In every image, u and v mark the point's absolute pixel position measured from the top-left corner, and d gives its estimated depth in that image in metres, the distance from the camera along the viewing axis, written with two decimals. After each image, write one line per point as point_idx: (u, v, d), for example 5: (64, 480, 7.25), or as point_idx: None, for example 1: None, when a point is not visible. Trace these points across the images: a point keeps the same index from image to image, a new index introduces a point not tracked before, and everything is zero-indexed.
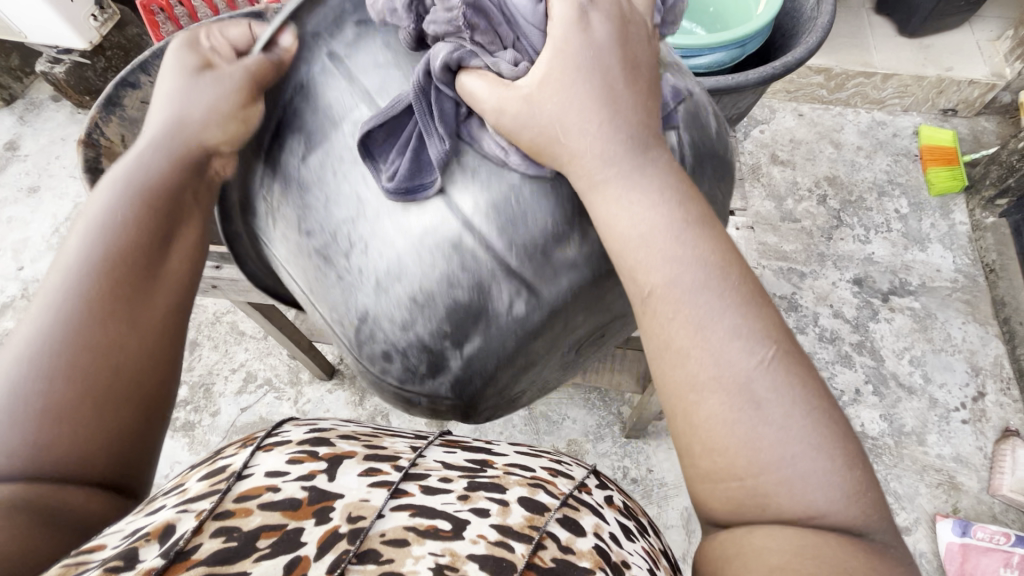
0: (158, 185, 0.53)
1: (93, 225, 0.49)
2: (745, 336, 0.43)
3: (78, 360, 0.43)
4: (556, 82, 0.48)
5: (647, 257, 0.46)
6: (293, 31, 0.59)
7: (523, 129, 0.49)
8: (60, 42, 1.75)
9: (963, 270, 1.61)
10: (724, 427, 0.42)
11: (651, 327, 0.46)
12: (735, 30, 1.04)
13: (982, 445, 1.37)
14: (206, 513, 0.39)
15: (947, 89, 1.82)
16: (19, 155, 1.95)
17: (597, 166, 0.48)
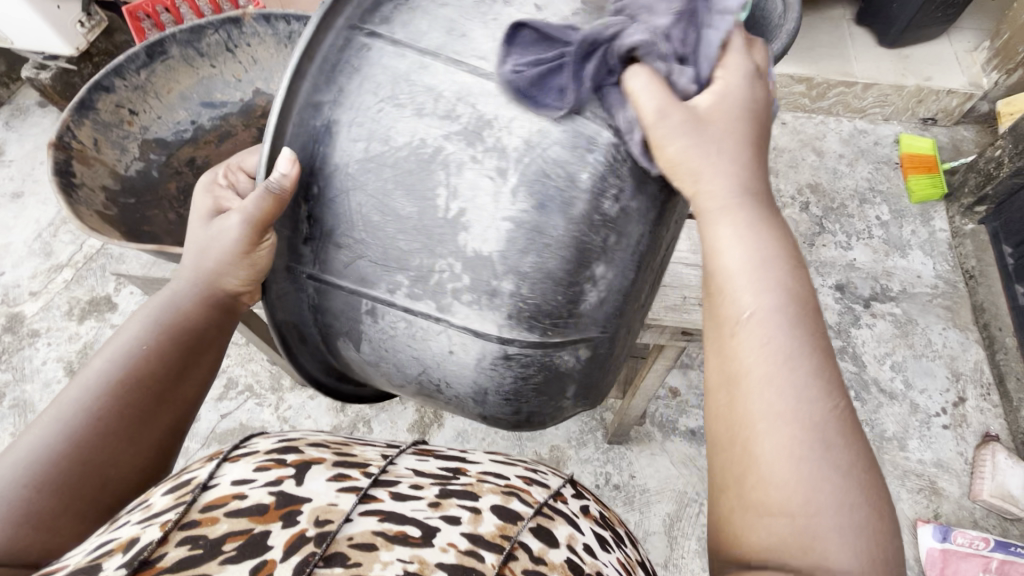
0: (173, 323, 0.63)
1: (121, 351, 0.60)
2: (824, 382, 0.47)
3: (77, 472, 0.53)
4: (714, 124, 0.57)
5: (749, 287, 0.51)
6: (289, 158, 0.62)
7: (675, 141, 0.56)
8: (45, 47, 1.75)
9: (943, 276, 1.63)
10: (790, 460, 0.45)
11: (734, 355, 0.50)
12: None
13: (962, 450, 1.38)
14: (171, 523, 0.40)
15: (926, 99, 1.85)
16: (3, 160, 1.94)
17: (712, 199, 0.55)
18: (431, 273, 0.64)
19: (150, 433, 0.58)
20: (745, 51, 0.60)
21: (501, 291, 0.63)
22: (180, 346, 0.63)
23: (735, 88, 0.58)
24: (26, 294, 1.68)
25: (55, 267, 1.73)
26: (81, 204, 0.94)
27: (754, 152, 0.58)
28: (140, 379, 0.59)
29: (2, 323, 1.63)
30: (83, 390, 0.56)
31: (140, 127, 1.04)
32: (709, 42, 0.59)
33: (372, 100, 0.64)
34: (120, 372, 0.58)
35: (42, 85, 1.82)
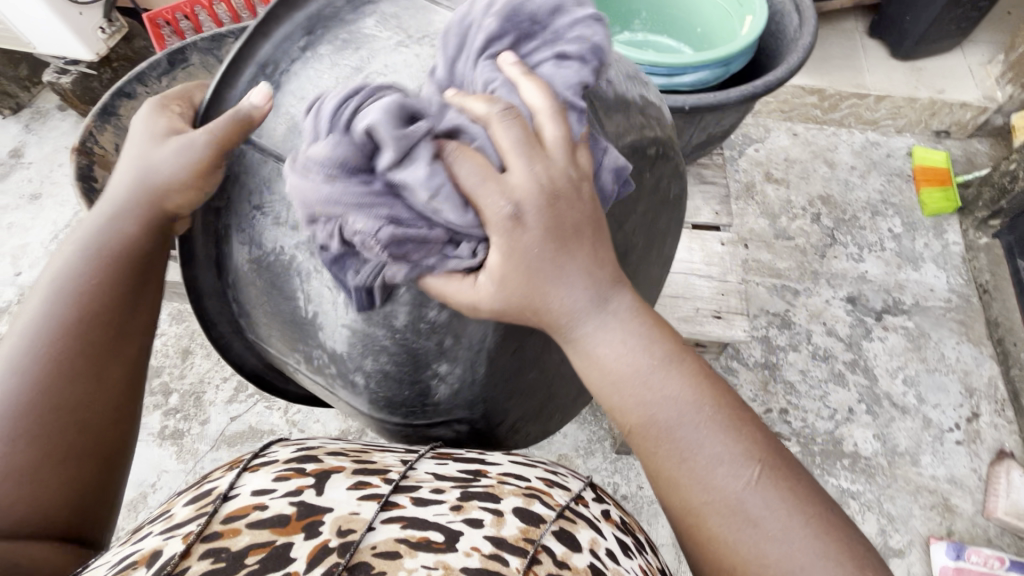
0: (118, 252, 0.60)
1: (57, 290, 0.58)
2: (727, 460, 0.52)
3: (48, 420, 0.54)
4: (515, 276, 0.53)
5: (629, 401, 0.55)
6: (265, 91, 0.61)
7: (503, 312, 0.55)
8: (66, 52, 1.78)
9: (957, 290, 1.61)
10: (729, 544, 0.51)
11: (653, 468, 0.56)
12: (718, 50, 1.06)
13: (976, 467, 1.36)
14: (194, 536, 0.41)
15: (939, 111, 1.85)
16: (22, 162, 1.98)
17: (583, 324, 0.56)
18: (312, 357, 0.71)
19: (114, 372, 0.59)
20: (491, 176, 0.51)
21: (356, 382, 0.69)
22: (130, 279, 0.61)
23: (523, 233, 0.52)
24: None
25: None
26: None
27: (601, 240, 0.56)
28: (89, 319, 0.58)
29: (18, 323, 1.65)
30: (26, 337, 0.56)
31: None
32: (457, 215, 0.51)
33: (247, 208, 0.65)
34: (70, 311, 0.57)
35: (62, 89, 1.85)
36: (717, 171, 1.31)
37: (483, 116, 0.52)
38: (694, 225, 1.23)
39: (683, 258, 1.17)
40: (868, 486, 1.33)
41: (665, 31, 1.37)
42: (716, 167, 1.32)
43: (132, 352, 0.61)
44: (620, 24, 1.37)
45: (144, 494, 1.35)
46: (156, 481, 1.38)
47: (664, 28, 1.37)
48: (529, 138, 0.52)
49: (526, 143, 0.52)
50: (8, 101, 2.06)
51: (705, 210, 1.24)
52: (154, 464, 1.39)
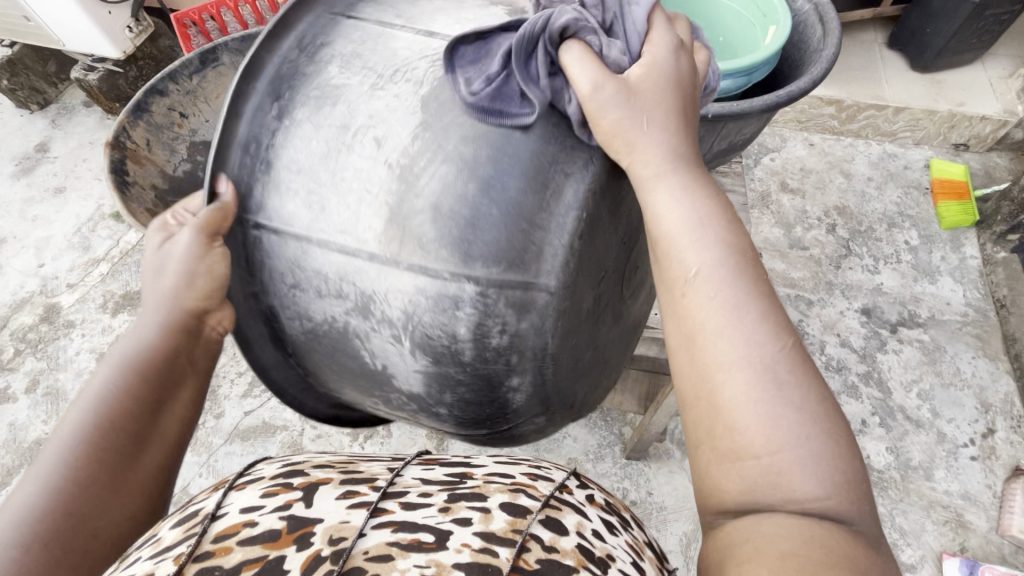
0: (140, 359, 0.56)
1: (91, 397, 0.54)
2: (772, 322, 0.49)
3: (56, 527, 0.48)
4: (650, 92, 0.59)
5: (691, 247, 0.53)
6: (227, 178, 0.60)
7: (610, 112, 0.58)
8: (94, 51, 1.82)
9: (973, 304, 1.60)
10: (747, 402, 0.46)
11: (680, 309, 0.52)
12: (743, 60, 1.07)
13: (991, 483, 1.35)
14: (184, 557, 0.40)
15: (959, 124, 1.84)
16: (48, 156, 2.02)
17: (657, 165, 0.58)
18: (391, 398, 0.72)
19: (138, 480, 0.53)
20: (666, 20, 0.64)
21: (440, 413, 0.70)
22: (155, 378, 0.56)
23: (660, 62, 0.60)
24: (64, 286, 1.74)
25: (92, 261, 1.78)
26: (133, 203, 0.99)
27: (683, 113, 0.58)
28: (113, 422, 0.53)
29: (40, 313, 1.69)
30: (56, 444, 0.51)
31: (189, 130, 1.09)
32: (634, 18, 0.62)
33: (282, 287, 0.64)
34: (94, 415, 0.53)
35: (89, 86, 1.89)
36: (737, 180, 1.31)
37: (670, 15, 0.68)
38: None
39: None
40: (880, 499, 1.32)
41: None
42: (734, 177, 1.33)
43: (157, 461, 0.55)
44: None
45: None
46: None
47: None
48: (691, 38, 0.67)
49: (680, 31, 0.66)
50: (36, 96, 2.11)
51: None
52: None
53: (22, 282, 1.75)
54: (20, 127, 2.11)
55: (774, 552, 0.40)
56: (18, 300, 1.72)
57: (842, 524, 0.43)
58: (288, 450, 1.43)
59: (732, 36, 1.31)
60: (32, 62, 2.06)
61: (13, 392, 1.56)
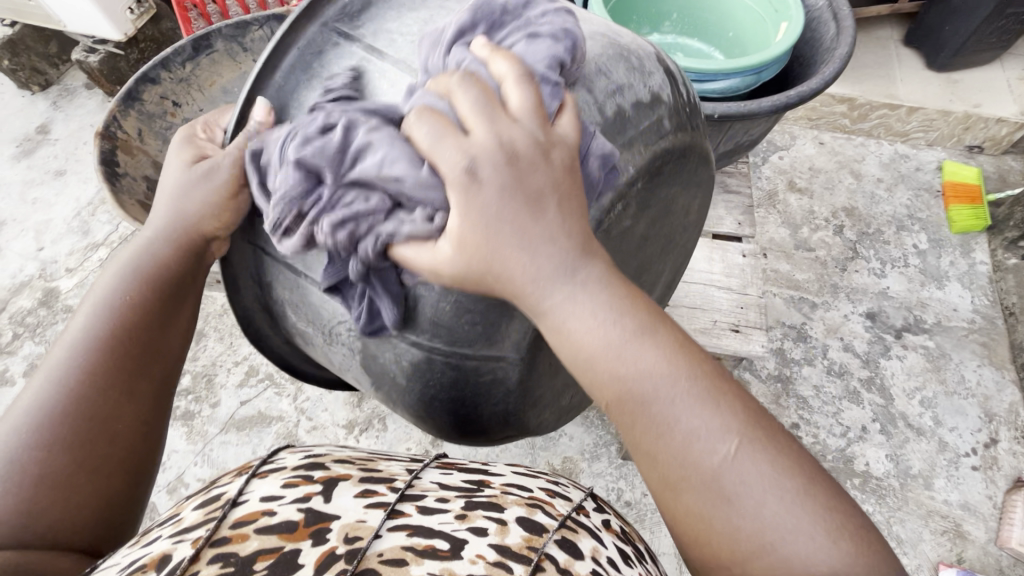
0: (150, 269, 0.63)
1: (103, 306, 0.60)
2: (700, 436, 0.48)
3: (78, 426, 0.54)
4: (474, 241, 0.48)
5: (602, 373, 0.50)
6: (268, 119, 0.64)
7: (465, 277, 0.50)
8: (95, 31, 1.79)
9: (981, 311, 1.57)
10: (703, 521, 0.47)
11: (630, 439, 0.51)
12: (752, 57, 1.03)
13: (991, 494, 1.33)
14: (203, 540, 0.40)
15: (974, 125, 1.79)
16: (49, 138, 2.01)
17: (552, 289, 0.50)
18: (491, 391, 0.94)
19: (144, 386, 0.59)
20: (450, 136, 0.48)
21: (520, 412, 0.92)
22: (161, 294, 0.63)
23: (483, 200, 0.48)
24: (62, 270, 1.73)
25: (91, 246, 1.77)
26: (124, 192, 0.97)
27: (566, 203, 0.51)
28: (123, 329, 0.59)
29: (38, 297, 1.68)
30: (68, 347, 0.57)
31: (182, 119, 1.09)
32: (410, 181, 0.50)
33: None
34: (104, 325, 0.59)
35: (89, 68, 1.87)
36: (742, 180, 1.29)
37: (444, 90, 0.51)
38: (714, 235, 1.22)
39: (703, 268, 1.16)
40: (878, 507, 1.30)
41: (694, 34, 1.34)
42: (740, 176, 1.30)
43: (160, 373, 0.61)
44: (649, 23, 1.34)
45: None
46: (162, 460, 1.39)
47: (694, 31, 1.34)
48: (488, 104, 0.50)
49: (485, 107, 0.49)
50: (37, 77, 2.09)
51: (728, 220, 1.22)
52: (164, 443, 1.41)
53: (21, 265, 1.74)
54: (21, 108, 2.09)
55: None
56: (17, 283, 1.71)
57: None
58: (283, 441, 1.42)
59: (742, 32, 1.27)
60: (34, 41, 2.04)
61: (11, 374, 1.56)
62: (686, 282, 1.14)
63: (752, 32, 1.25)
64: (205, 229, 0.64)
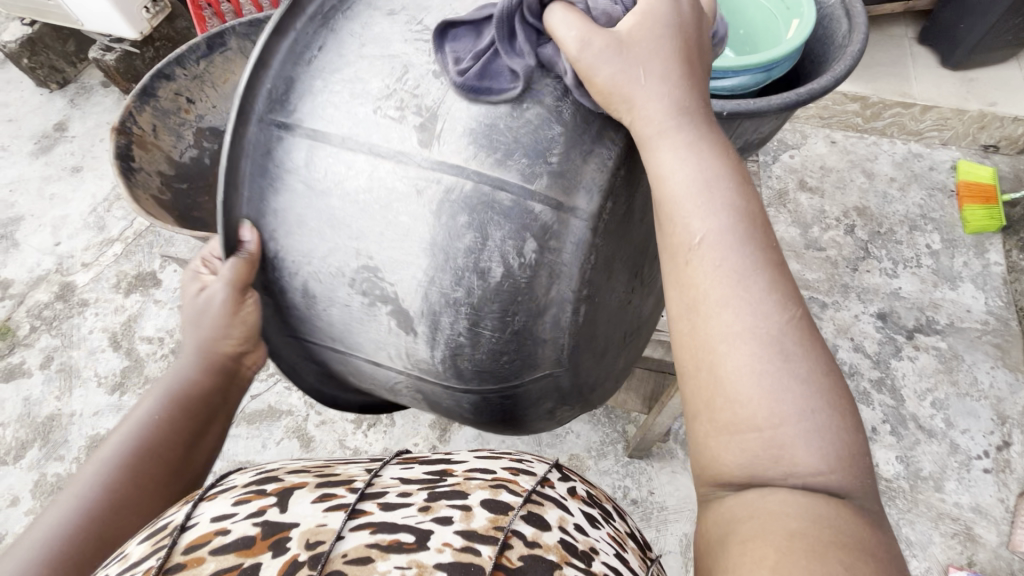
0: (181, 393, 0.64)
1: (133, 427, 0.60)
2: (781, 293, 0.47)
3: (92, 550, 0.52)
4: (641, 42, 0.55)
5: (697, 213, 0.51)
6: (250, 227, 0.65)
7: (605, 66, 0.55)
8: (112, 30, 1.82)
9: (995, 312, 1.55)
10: (753, 375, 0.45)
11: (683, 275, 0.50)
12: (762, 55, 1.03)
13: (1003, 497, 1.31)
14: (154, 570, 0.39)
15: (989, 124, 1.77)
16: (67, 135, 2.04)
17: (661, 121, 0.54)
18: None
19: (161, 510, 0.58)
20: None
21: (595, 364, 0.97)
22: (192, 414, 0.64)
23: (658, 13, 0.57)
24: (79, 265, 1.76)
25: (107, 241, 1.81)
26: (140, 186, 1.01)
27: (697, 75, 0.57)
28: (151, 452, 0.59)
29: (55, 291, 1.72)
30: (97, 469, 0.57)
31: (195, 116, 1.10)
32: None
33: None
34: (133, 445, 0.59)
35: (106, 66, 1.90)
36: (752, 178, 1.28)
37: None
38: None
39: None
40: (887, 509, 1.29)
41: None
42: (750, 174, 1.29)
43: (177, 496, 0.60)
44: None
45: None
46: None
47: None
48: None
49: None
50: (55, 75, 2.13)
51: None
52: None
53: (39, 260, 1.78)
54: (40, 106, 2.13)
55: (779, 528, 0.40)
56: (35, 277, 1.75)
57: (848, 501, 0.42)
58: (292, 434, 1.44)
59: (753, 30, 1.25)
60: (52, 40, 2.07)
61: (28, 366, 1.59)
62: None
63: (762, 30, 1.24)
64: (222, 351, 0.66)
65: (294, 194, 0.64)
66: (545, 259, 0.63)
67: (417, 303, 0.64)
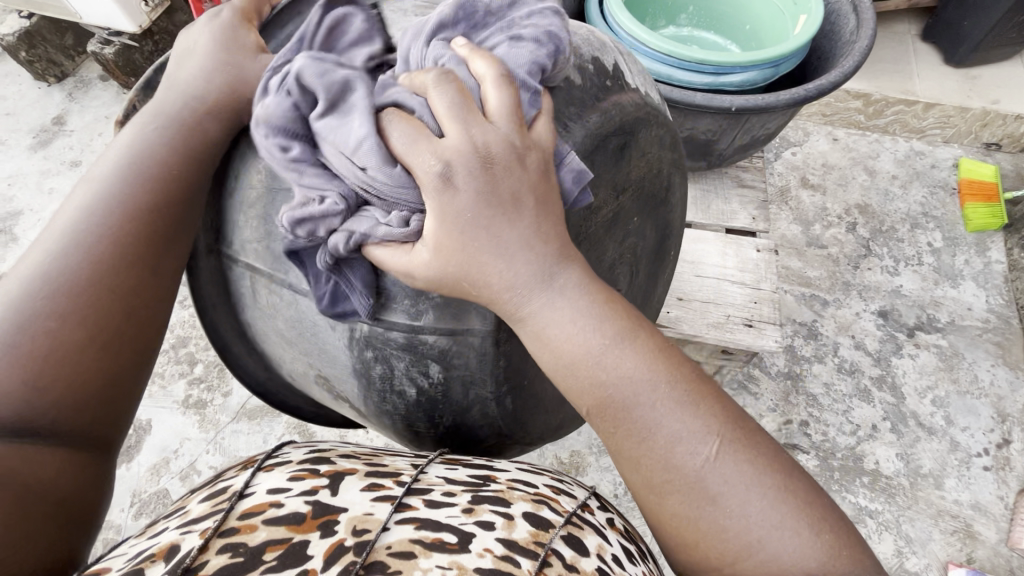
0: (184, 152, 0.59)
1: (128, 179, 0.57)
2: (685, 437, 0.49)
3: (92, 305, 0.53)
4: (451, 245, 0.49)
5: (590, 378, 0.51)
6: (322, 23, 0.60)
7: (436, 280, 0.50)
8: (110, 24, 1.81)
9: (996, 310, 1.55)
10: (691, 522, 0.48)
11: (612, 443, 0.52)
12: (770, 50, 1.03)
13: (1003, 495, 1.32)
14: (211, 531, 0.40)
15: (991, 122, 1.77)
16: (65, 129, 2.03)
17: (530, 287, 0.51)
18: None
19: (158, 280, 0.57)
20: (423, 140, 0.47)
21: None
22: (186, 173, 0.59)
23: (456, 206, 0.48)
24: None
25: None
26: None
27: (542, 195, 0.51)
28: (143, 220, 0.56)
29: None
30: (91, 220, 0.55)
31: None
32: (381, 179, 0.48)
33: None
34: (128, 207, 0.56)
35: (105, 60, 1.89)
36: (757, 174, 1.28)
37: (421, 86, 0.49)
38: (728, 229, 1.21)
39: (715, 262, 1.15)
40: (887, 506, 1.30)
41: (711, 27, 1.34)
42: (754, 170, 1.29)
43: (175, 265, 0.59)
44: (665, 17, 1.34)
45: (166, 460, 1.39)
46: (174, 448, 1.41)
47: (710, 23, 1.34)
48: (466, 106, 0.48)
49: (461, 109, 0.48)
50: (52, 69, 2.11)
51: (742, 214, 1.22)
52: (177, 431, 1.44)
53: None
54: (38, 99, 2.12)
55: None
56: None
57: None
58: (294, 431, 1.44)
59: (759, 24, 1.26)
60: (50, 34, 2.06)
61: None
62: (700, 276, 1.14)
63: (768, 25, 1.24)
64: (248, 120, 0.62)
65: (251, 309, 0.68)
66: (453, 373, 0.63)
67: (366, 406, 0.69)
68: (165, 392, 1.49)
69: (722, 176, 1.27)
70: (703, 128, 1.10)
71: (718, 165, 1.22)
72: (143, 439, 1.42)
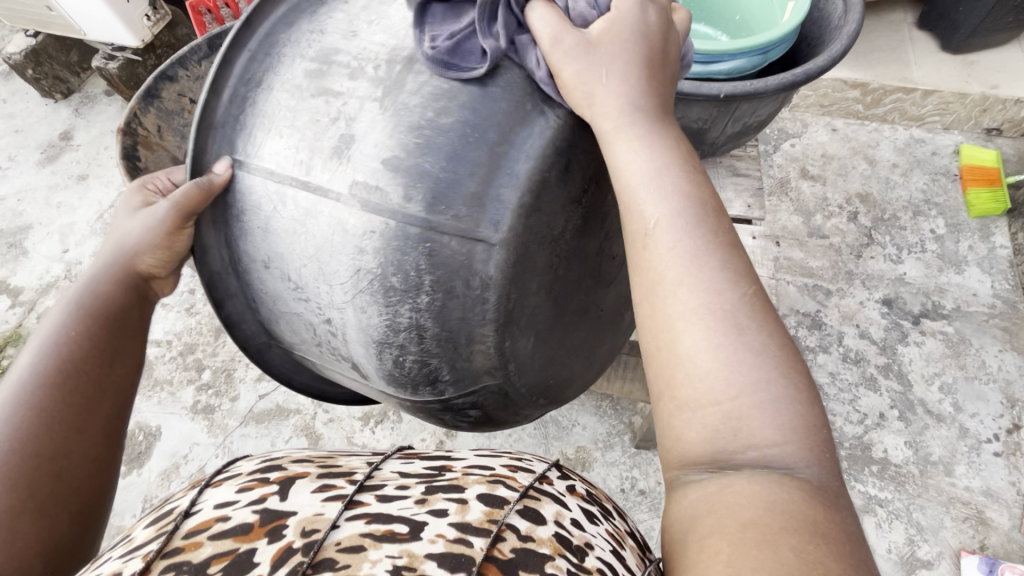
0: (94, 308, 0.62)
1: (46, 344, 0.58)
2: (730, 273, 0.49)
3: (29, 468, 0.52)
4: (609, 38, 0.59)
5: (649, 196, 0.53)
6: (228, 163, 0.64)
7: (569, 62, 0.59)
8: (114, 39, 1.84)
9: (1002, 296, 1.54)
10: (706, 353, 0.46)
11: (641, 260, 0.52)
12: (758, 37, 1.04)
13: (1015, 480, 1.30)
14: (153, 554, 0.39)
15: (991, 108, 1.76)
16: (72, 145, 2.07)
17: (619, 116, 0.57)
18: None
19: (93, 426, 0.58)
20: None
21: None
22: (105, 328, 0.61)
23: (626, 13, 0.60)
24: None
25: None
26: None
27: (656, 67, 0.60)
28: (69, 374, 0.57)
29: None
30: (15, 390, 0.55)
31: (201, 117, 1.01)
32: None
33: None
34: (55, 366, 0.57)
35: (109, 75, 1.92)
36: (751, 163, 1.28)
37: None
38: None
39: None
40: (897, 494, 1.29)
41: (700, 19, 1.34)
42: (749, 159, 1.29)
43: (113, 409, 0.60)
44: None
45: (177, 465, 1.41)
46: (183, 453, 1.43)
47: (701, 13, 1.33)
48: None
49: None
50: (59, 85, 2.15)
51: (738, 203, 1.22)
52: (186, 436, 1.45)
53: (47, 267, 1.80)
54: (45, 116, 2.16)
55: (735, 518, 0.41)
56: (45, 283, 1.77)
57: (806, 478, 0.43)
58: (301, 433, 1.45)
59: (749, 15, 1.27)
60: (56, 51, 2.10)
61: None
62: None
63: (759, 13, 1.25)
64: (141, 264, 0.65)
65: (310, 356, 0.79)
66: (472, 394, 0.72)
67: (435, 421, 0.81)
68: (174, 398, 1.51)
69: (716, 166, 1.28)
70: (693, 118, 1.10)
71: (711, 153, 1.22)
72: (154, 445, 1.44)
